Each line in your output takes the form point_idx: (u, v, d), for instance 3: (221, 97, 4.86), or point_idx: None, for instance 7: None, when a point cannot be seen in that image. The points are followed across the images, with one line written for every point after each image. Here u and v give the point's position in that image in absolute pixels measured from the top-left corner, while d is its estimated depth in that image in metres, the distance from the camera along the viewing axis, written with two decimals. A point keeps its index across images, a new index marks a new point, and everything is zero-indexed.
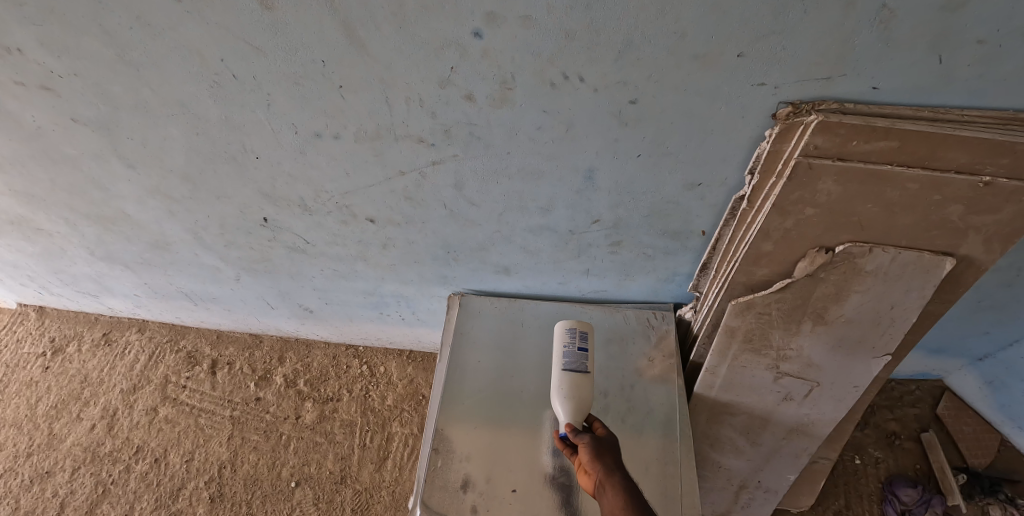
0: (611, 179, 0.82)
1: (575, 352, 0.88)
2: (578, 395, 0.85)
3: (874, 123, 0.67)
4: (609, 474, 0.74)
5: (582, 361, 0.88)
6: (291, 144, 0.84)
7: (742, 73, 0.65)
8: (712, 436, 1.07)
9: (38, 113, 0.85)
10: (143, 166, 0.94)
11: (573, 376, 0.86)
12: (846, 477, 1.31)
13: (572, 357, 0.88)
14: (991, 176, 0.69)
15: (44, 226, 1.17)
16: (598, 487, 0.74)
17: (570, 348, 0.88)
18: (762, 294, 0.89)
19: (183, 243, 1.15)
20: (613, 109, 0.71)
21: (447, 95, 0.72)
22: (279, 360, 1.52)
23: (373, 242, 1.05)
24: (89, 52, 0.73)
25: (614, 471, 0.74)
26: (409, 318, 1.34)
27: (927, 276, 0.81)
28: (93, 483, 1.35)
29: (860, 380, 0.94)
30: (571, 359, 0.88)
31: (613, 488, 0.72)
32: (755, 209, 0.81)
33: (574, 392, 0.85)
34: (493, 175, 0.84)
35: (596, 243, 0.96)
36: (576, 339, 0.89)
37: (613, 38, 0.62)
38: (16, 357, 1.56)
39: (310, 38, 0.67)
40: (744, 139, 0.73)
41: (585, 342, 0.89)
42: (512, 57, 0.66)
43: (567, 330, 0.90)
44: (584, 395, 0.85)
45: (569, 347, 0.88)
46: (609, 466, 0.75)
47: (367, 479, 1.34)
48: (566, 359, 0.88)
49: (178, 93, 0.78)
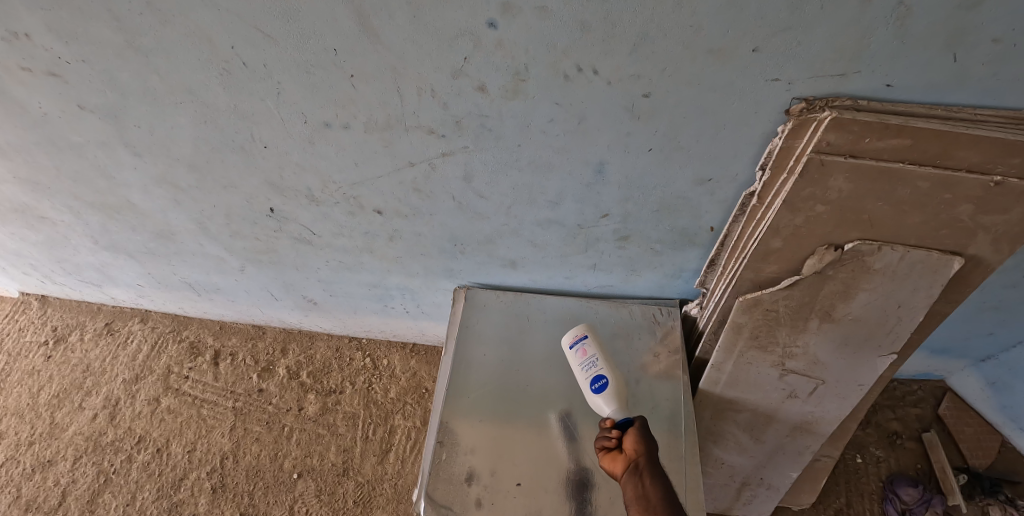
0: (621, 173, 0.82)
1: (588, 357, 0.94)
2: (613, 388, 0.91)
3: (887, 120, 0.67)
4: (654, 467, 0.81)
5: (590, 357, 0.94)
6: (299, 133, 0.83)
7: (756, 68, 0.64)
8: (716, 433, 1.07)
9: (45, 100, 0.85)
10: (149, 154, 0.94)
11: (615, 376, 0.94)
12: (847, 476, 1.32)
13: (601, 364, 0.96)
14: (1002, 175, 0.69)
15: (48, 214, 1.16)
16: (636, 472, 0.81)
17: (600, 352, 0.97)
18: (771, 291, 0.88)
19: (188, 233, 1.15)
20: (626, 102, 0.71)
21: (459, 86, 0.71)
22: (281, 352, 1.52)
23: (380, 234, 1.04)
24: (98, 38, 0.73)
25: (655, 464, 0.82)
26: (413, 311, 1.34)
27: (935, 275, 0.80)
28: (94, 472, 1.35)
29: (866, 378, 0.94)
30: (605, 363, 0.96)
31: (651, 478, 0.80)
32: (766, 205, 0.80)
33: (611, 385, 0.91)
34: (503, 167, 0.83)
35: (605, 238, 0.96)
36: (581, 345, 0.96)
37: (628, 30, 0.62)
38: (17, 345, 1.55)
39: (322, 25, 0.66)
40: (756, 135, 0.73)
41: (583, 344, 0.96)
42: (526, 49, 0.65)
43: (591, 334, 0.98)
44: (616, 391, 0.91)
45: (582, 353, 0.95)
46: (653, 458, 0.82)
47: (368, 472, 1.34)
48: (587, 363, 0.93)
49: (187, 80, 0.78)
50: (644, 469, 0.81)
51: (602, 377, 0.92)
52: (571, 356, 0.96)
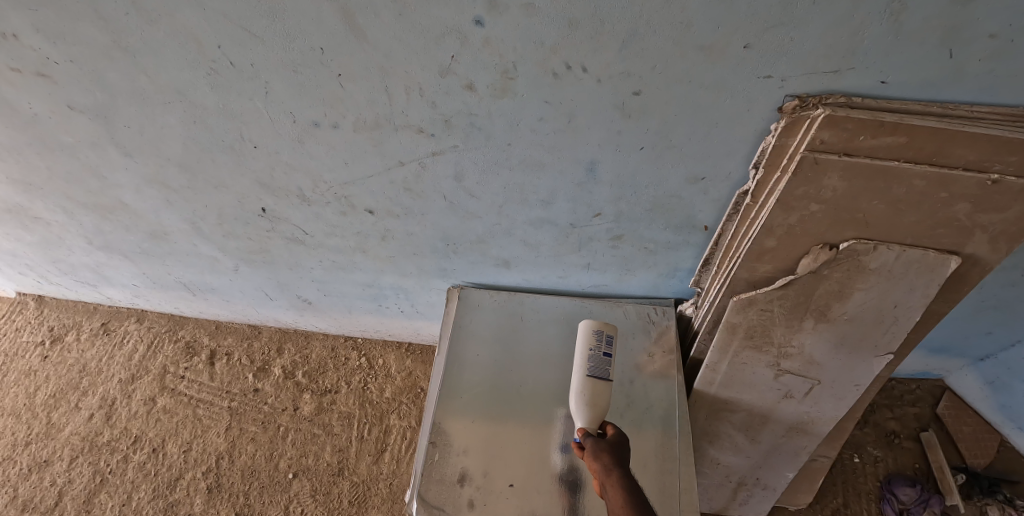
0: (613, 172, 0.81)
1: (599, 358, 0.86)
2: (593, 399, 0.84)
3: (881, 118, 0.66)
4: (609, 474, 0.74)
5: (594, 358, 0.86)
6: (289, 133, 0.83)
7: (748, 65, 0.63)
8: (711, 433, 1.06)
9: (34, 100, 0.84)
10: (141, 155, 0.93)
11: (594, 382, 0.84)
12: (845, 475, 1.31)
13: (598, 366, 0.85)
14: (999, 174, 0.68)
15: (42, 215, 1.16)
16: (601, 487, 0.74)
17: (595, 353, 0.86)
18: (765, 291, 0.88)
19: (181, 234, 1.15)
20: (617, 100, 0.70)
21: (448, 85, 0.71)
22: (277, 352, 1.52)
23: (372, 234, 1.04)
24: (84, 38, 0.72)
25: (613, 470, 0.74)
26: (408, 310, 1.33)
27: (932, 274, 0.79)
28: (91, 472, 1.35)
29: (862, 379, 0.93)
30: (596, 365, 0.85)
31: (613, 487, 0.73)
32: (759, 204, 0.79)
33: (593, 398, 0.84)
34: (494, 166, 0.83)
35: (598, 237, 0.95)
36: (600, 343, 0.87)
37: (617, 27, 0.61)
38: (14, 345, 1.56)
39: (309, 23, 0.66)
40: (749, 133, 0.72)
41: (609, 346, 0.87)
42: (514, 46, 0.65)
43: (592, 331, 0.87)
44: (599, 400, 0.84)
45: (594, 351, 0.86)
46: (608, 466, 0.75)
47: (364, 471, 1.34)
48: (590, 362, 0.86)
49: (175, 81, 0.77)
50: (605, 482, 0.74)
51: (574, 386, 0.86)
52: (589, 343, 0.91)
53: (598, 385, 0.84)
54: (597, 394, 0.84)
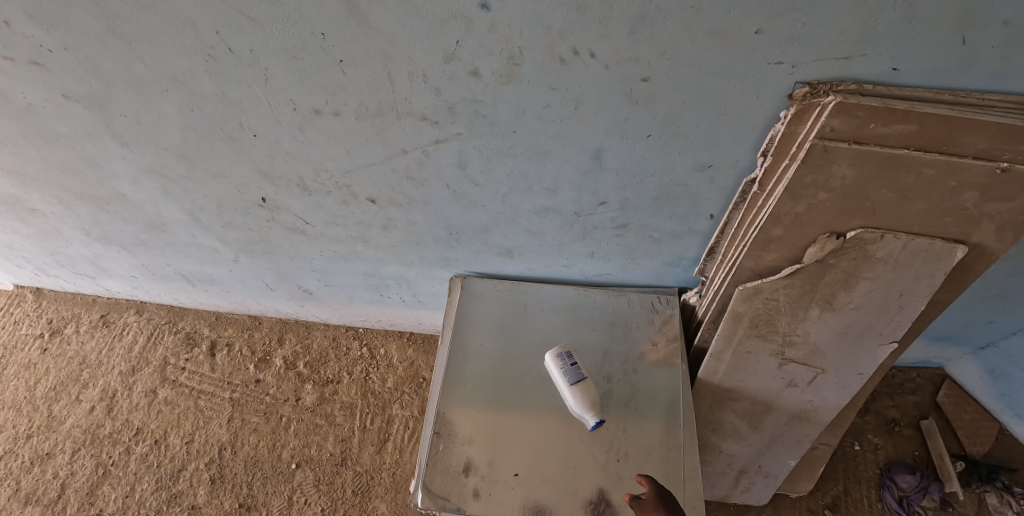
0: (618, 160, 0.80)
1: (576, 369, 0.96)
2: (590, 399, 0.94)
3: (893, 105, 0.64)
4: None
5: (576, 372, 0.96)
6: (288, 121, 0.81)
7: (759, 51, 0.62)
8: (714, 422, 1.06)
9: (29, 89, 0.83)
10: (138, 144, 0.92)
11: (582, 386, 0.95)
12: (845, 463, 1.32)
13: (574, 371, 0.96)
14: (1009, 162, 0.67)
15: (38, 206, 1.15)
16: None
17: (572, 366, 0.97)
18: (771, 279, 0.87)
19: (180, 224, 1.13)
20: (625, 87, 0.69)
21: (452, 71, 0.69)
22: (278, 342, 1.52)
23: (374, 223, 1.03)
24: (78, 24, 0.70)
25: None
26: (410, 300, 1.33)
27: (938, 263, 0.79)
28: (93, 465, 1.35)
29: (866, 367, 0.93)
30: (576, 375, 0.96)
31: None
32: (766, 193, 0.79)
33: (589, 398, 0.94)
34: (499, 154, 0.82)
35: (602, 226, 0.95)
36: (570, 358, 0.97)
37: (626, 11, 0.60)
38: (13, 338, 1.54)
39: (309, 9, 0.64)
40: (758, 119, 0.71)
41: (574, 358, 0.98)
42: (520, 31, 0.63)
43: (561, 352, 0.98)
44: (593, 397, 0.94)
45: (571, 366, 0.96)
46: None
47: (366, 461, 1.34)
48: (574, 376, 0.95)
49: (172, 67, 0.75)
50: None
51: (572, 393, 0.94)
52: (554, 365, 0.97)
53: (579, 379, 0.95)
54: (583, 387, 0.95)
